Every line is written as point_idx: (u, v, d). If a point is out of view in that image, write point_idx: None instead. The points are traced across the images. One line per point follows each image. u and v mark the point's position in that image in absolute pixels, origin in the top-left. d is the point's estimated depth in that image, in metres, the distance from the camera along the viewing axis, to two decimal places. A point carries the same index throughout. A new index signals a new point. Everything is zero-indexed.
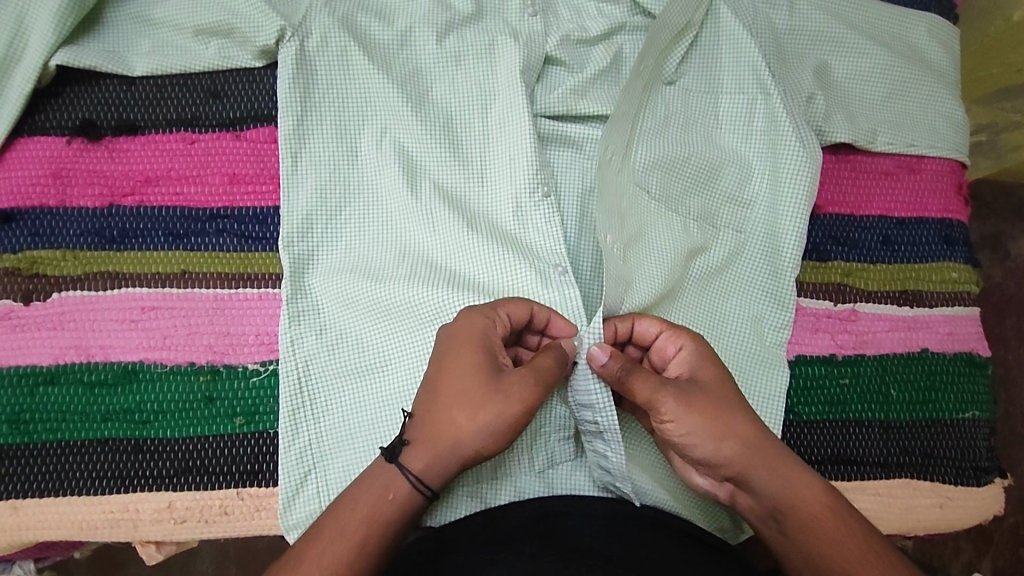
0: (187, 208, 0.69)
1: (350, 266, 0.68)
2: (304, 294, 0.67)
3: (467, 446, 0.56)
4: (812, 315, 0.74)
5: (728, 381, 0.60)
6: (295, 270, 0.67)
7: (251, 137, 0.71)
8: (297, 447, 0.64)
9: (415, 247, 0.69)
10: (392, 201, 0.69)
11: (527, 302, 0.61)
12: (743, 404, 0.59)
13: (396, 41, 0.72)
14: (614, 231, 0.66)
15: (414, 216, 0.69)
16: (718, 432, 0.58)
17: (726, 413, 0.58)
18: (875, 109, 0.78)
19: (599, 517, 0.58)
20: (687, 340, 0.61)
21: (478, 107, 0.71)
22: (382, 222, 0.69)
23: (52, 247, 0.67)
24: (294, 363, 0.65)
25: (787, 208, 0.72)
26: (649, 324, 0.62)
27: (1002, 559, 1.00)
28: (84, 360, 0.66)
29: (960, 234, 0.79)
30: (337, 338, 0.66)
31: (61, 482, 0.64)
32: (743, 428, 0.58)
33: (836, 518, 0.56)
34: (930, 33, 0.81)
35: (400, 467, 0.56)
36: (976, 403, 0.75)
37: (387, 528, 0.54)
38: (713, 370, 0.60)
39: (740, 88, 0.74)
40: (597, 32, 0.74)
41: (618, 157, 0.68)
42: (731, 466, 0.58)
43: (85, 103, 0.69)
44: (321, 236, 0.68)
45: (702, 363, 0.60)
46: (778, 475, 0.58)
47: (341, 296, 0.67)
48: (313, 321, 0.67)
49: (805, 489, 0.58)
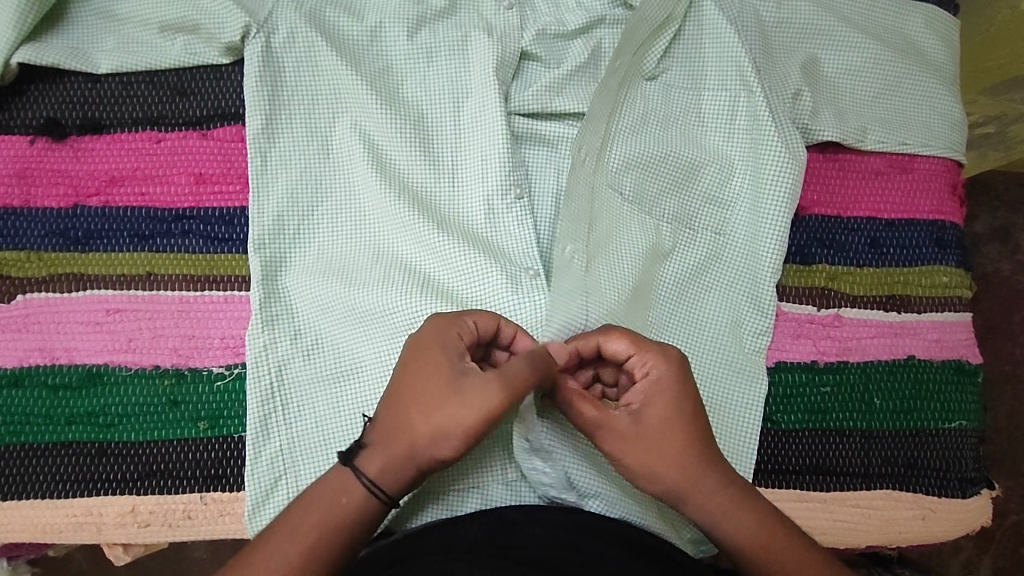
0: (153, 209, 0.68)
1: (325, 269, 0.67)
2: (279, 299, 0.66)
3: (425, 451, 0.54)
4: (794, 321, 0.72)
5: (691, 409, 0.58)
6: (268, 273, 0.66)
7: (217, 136, 0.69)
8: (269, 454, 0.63)
9: (388, 249, 0.67)
10: (367, 201, 0.68)
11: (496, 315, 0.58)
12: (700, 434, 0.58)
13: (366, 35, 0.70)
14: (575, 240, 0.64)
15: (394, 218, 0.67)
16: (652, 462, 0.57)
17: (671, 439, 0.57)
18: (866, 106, 0.75)
19: (559, 525, 0.57)
20: (655, 362, 0.57)
21: (450, 105, 0.69)
22: (358, 221, 0.68)
23: (17, 248, 0.67)
24: (267, 369, 0.64)
25: (768, 209, 0.69)
26: (616, 345, 0.57)
27: (1003, 559, 0.97)
28: (49, 363, 0.66)
29: (952, 237, 0.76)
30: (313, 343, 0.65)
31: (28, 484, 0.64)
32: (681, 457, 0.57)
33: (770, 555, 0.55)
34: (928, 24, 0.77)
35: (355, 471, 0.55)
36: (964, 412, 0.73)
37: (340, 532, 0.53)
38: (672, 402, 0.57)
39: (722, 84, 0.71)
40: (575, 26, 0.71)
41: (593, 156, 0.67)
42: (654, 488, 0.58)
43: (50, 101, 0.68)
44: (295, 237, 0.67)
45: (659, 390, 0.57)
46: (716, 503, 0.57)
47: (317, 299, 0.66)
48: (287, 325, 0.65)
49: (739, 525, 0.56)
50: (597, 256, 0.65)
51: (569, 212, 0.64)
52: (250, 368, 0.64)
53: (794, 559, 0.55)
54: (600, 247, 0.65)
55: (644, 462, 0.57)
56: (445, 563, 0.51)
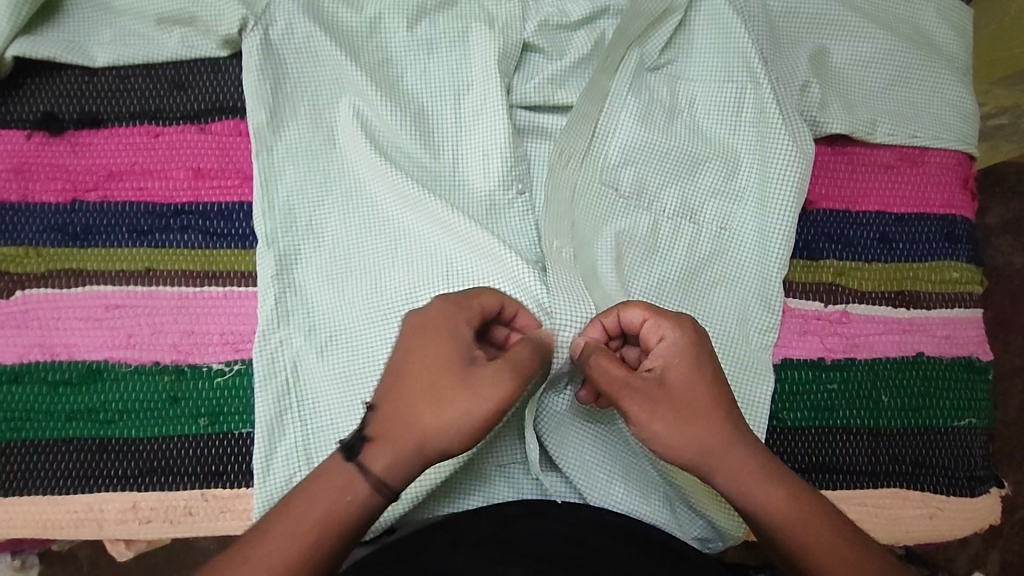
0: (151, 204, 0.68)
1: (337, 263, 0.66)
2: (293, 293, 0.65)
3: (433, 443, 0.53)
4: (800, 317, 0.71)
5: (716, 380, 0.56)
6: (282, 267, 0.65)
7: (215, 129, 0.69)
8: (284, 450, 0.62)
9: (404, 241, 0.65)
10: (378, 195, 0.66)
11: (498, 293, 0.58)
12: (725, 403, 0.56)
13: (365, 27, 0.69)
14: (563, 239, 0.64)
15: (403, 210, 0.65)
16: (680, 433, 0.54)
17: (698, 405, 0.55)
18: (875, 98, 0.73)
19: (565, 521, 0.57)
20: (676, 330, 0.56)
21: (451, 97, 0.68)
22: (368, 211, 0.66)
23: (15, 243, 0.67)
24: (282, 363, 0.63)
25: (775, 204, 0.68)
26: (630, 312, 0.57)
27: (1011, 554, 0.96)
28: (49, 359, 0.65)
29: (963, 231, 0.74)
30: (329, 339, 0.64)
31: (28, 480, 0.64)
32: (708, 424, 0.55)
33: (801, 530, 0.53)
34: (941, 15, 0.75)
35: (360, 466, 0.52)
36: (973, 410, 0.71)
37: (340, 528, 0.51)
38: (693, 367, 0.56)
39: (728, 75, 0.69)
40: (578, 16, 0.70)
41: (579, 156, 0.66)
42: (678, 458, 0.55)
43: (46, 95, 0.68)
44: (305, 231, 0.66)
45: (681, 357, 0.56)
46: (740, 474, 0.54)
47: (332, 294, 0.65)
48: (302, 321, 0.64)
49: (767, 498, 0.54)
50: (582, 253, 0.64)
51: (552, 212, 0.65)
52: (264, 363, 0.63)
53: (825, 534, 0.53)
54: (587, 242, 0.65)
55: (670, 428, 0.54)
56: (450, 559, 0.51)
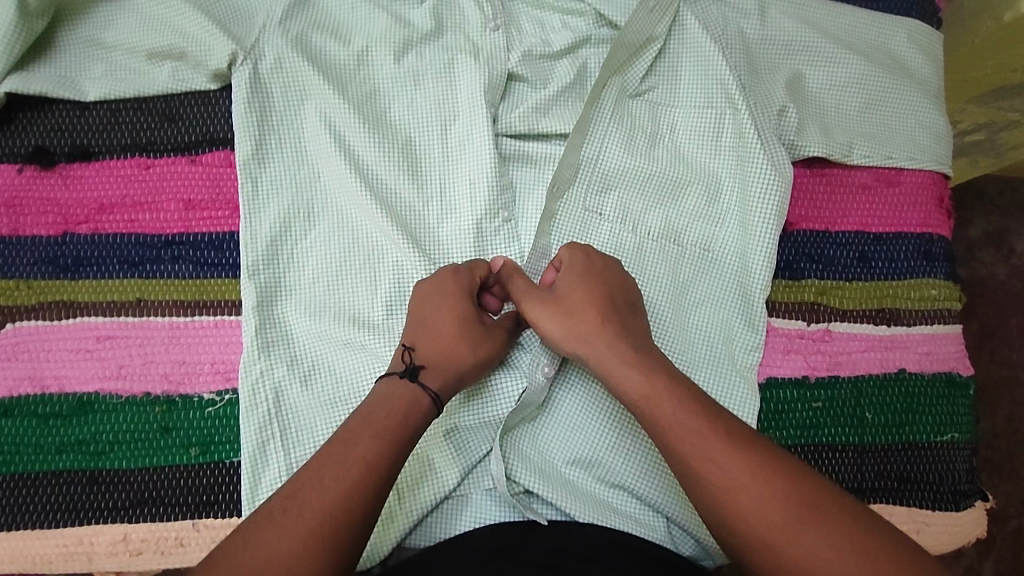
0: (142, 235, 0.68)
1: (319, 296, 0.66)
2: (274, 325, 0.65)
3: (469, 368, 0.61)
4: (784, 336, 0.72)
5: (605, 288, 0.62)
6: (262, 299, 0.65)
7: (205, 161, 0.70)
8: (268, 479, 0.62)
9: (384, 270, 0.67)
10: (359, 226, 0.67)
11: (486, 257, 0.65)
12: (611, 304, 0.61)
13: (352, 60, 0.70)
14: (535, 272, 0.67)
15: (382, 238, 0.67)
16: (568, 331, 0.61)
17: (581, 311, 0.61)
18: (851, 121, 0.75)
19: (558, 544, 0.57)
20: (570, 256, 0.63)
21: (437, 127, 0.70)
22: (345, 241, 0.67)
23: (8, 276, 0.68)
24: (264, 395, 0.63)
25: (756, 224, 0.69)
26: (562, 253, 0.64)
27: (1005, 565, 0.96)
28: (39, 391, 0.66)
29: (940, 249, 0.76)
30: (310, 368, 0.65)
31: (17, 515, 0.64)
32: (583, 328, 0.60)
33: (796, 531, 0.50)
34: (912, 39, 0.78)
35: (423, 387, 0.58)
36: (955, 425, 0.73)
37: (381, 478, 0.53)
38: (582, 278, 0.62)
39: (708, 102, 0.71)
40: (561, 46, 0.72)
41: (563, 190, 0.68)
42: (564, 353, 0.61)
43: (39, 129, 0.69)
44: (287, 263, 0.67)
45: (574, 276, 0.62)
46: (603, 358, 0.59)
47: (311, 326, 0.66)
48: (283, 352, 0.65)
49: (723, 458, 0.53)
50: None
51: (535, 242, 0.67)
52: (246, 395, 0.63)
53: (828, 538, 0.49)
54: None
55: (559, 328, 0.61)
56: None
